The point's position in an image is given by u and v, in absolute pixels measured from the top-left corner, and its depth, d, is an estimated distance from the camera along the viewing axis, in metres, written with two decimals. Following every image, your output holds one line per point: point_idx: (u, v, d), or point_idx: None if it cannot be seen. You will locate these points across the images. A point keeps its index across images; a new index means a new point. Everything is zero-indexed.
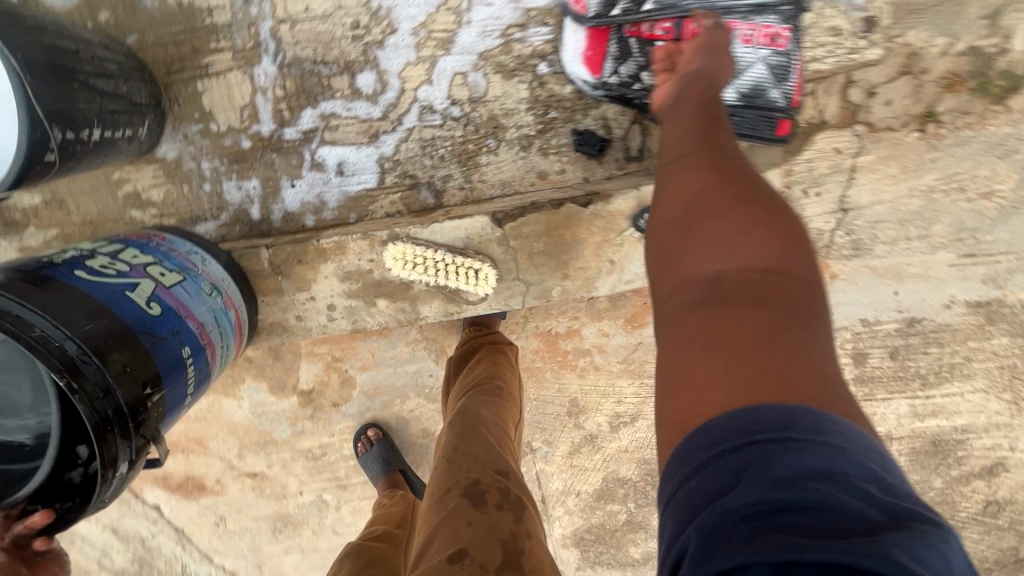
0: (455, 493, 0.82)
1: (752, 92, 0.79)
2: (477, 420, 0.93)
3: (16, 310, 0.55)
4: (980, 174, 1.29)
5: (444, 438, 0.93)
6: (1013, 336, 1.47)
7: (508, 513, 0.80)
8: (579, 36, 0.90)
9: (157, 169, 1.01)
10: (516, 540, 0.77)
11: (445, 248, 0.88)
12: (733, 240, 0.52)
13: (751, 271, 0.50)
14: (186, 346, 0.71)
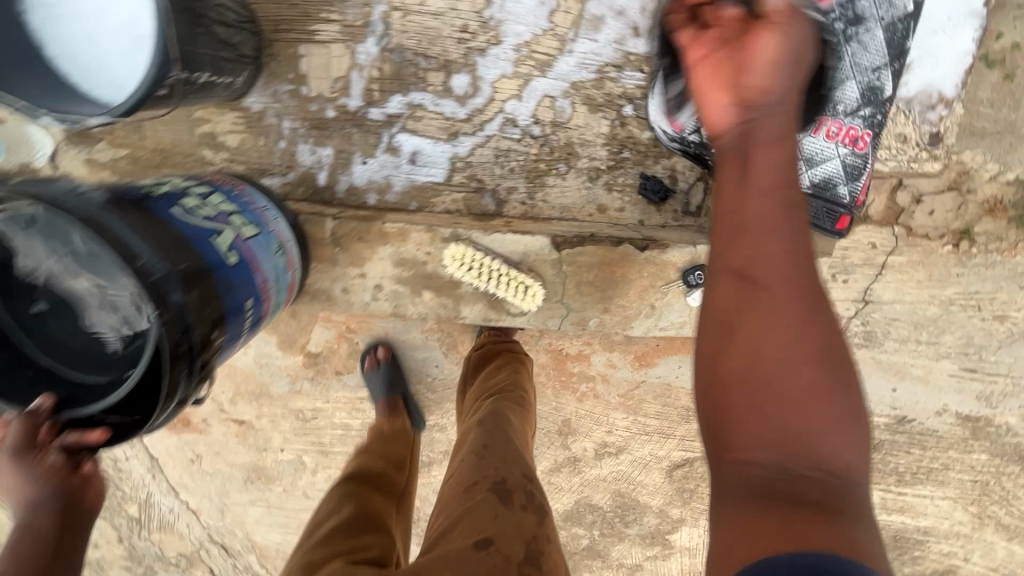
0: (482, 486, 0.85)
1: (821, 184, 0.82)
2: (507, 425, 0.98)
3: (125, 236, 0.58)
4: (999, 297, 1.35)
5: (473, 433, 0.97)
6: (991, 455, 1.54)
7: (534, 516, 0.83)
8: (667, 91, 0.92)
9: (239, 117, 1.04)
10: (537, 542, 0.80)
11: (501, 259, 0.91)
12: (791, 395, 0.57)
13: (822, 429, 0.56)
14: (250, 298, 0.74)
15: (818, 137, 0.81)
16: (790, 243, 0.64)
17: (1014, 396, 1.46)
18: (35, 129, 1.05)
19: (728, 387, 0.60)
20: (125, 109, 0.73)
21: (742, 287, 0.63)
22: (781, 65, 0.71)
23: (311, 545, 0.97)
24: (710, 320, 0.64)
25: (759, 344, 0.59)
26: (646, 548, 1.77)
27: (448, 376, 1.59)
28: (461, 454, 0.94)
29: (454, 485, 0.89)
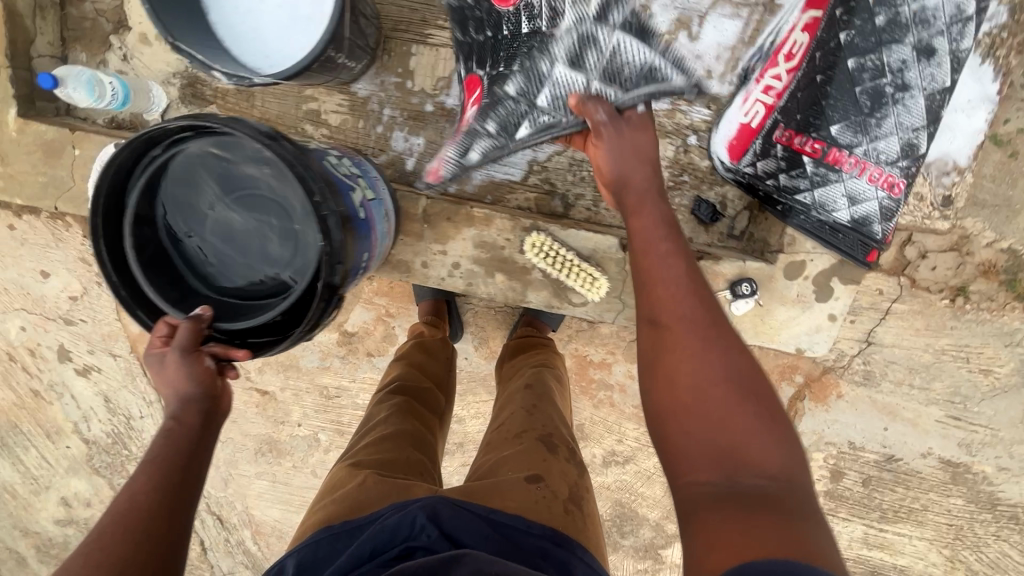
0: (531, 438, 1.13)
1: (859, 220, 0.96)
2: (547, 400, 1.25)
3: (304, 174, 0.69)
4: (985, 352, 1.50)
5: (521, 400, 1.25)
6: (968, 501, 1.66)
7: (572, 468, 1.11)
8: (731, 126, 1.01)
9: (345, 100, 1.16)
10: (573, 483, 1.07)
11: (575, 251, 1.03)
12: (722, 421, 0.72)
13: (755, 446, 0.70)
14: (364, 253, 0.84)
15: (862, 181, 0.95)
16: (696, 300, 0.82)
17: (992, 446, 1.59)
18: (155, 85, 1.14)
19: (667, 423, 0.76)
20: (292, 73, 0.84)
21: (659, 341, 0.81)
22: (621, 147, 0.93)
23: (373, 445, 1.12)
24: (644, 372, 0.82)
25: (683, 385, 0.76)
26: (638, 562, 1.82)
27: (475, 369, 1.68)
28: (511, 413, 1.22)
29: (504, 435, 1.18)
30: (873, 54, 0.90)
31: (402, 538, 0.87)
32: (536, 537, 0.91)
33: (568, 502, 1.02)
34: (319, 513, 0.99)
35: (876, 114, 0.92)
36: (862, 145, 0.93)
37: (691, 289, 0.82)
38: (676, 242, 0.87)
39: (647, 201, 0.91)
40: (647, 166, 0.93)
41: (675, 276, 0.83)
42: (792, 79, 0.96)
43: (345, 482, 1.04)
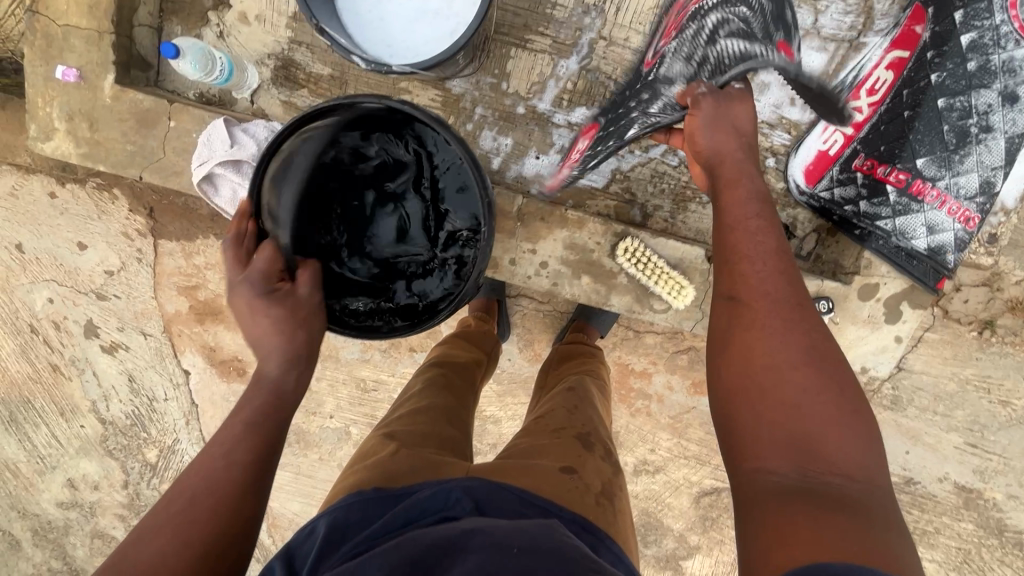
0: (570, 433, 1.14)
1: (934, 248, 1.02)
2: (587, 401, 1.27)
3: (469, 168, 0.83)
4: (1005, 384, 1.59)
5: (563, 399, 1.28)
6: (977, 525, 1.73)
7: (607, 466, 1.11)
8: (810, 152, 1.07)
9: (438, 95, 1.18)
10: (609, 481, 1.07)
11: (665, 260, 1.07)
12: (799, 404, 0.67)
13: (831, 435, 0.65)
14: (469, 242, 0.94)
15: (941, 212, 1.01)
16: (780, 276, 0.77)
17: (1004, 474, 1.68)
18: (250, 66, 1.14)
19: (734, 399, 0.72)
20: (433, 64, 0.87)
21: (736, 315, 0.76)
22: (718, 121, 0.90)
23: (407, 418, 1.12)
24: (715, 349, 0.77)
25: (756, 359, 0.71)
26: (658, 572, 1.85)
27: (517, 371, 1.69)
28: (552, 409, 1.24)
29: (542, 427, 1.18)
30: (962, 96, 0.97)
31: (437, 510, 0.85)
32: (567, 521, 0.88)
33: (602, 494, 1.01)
34: (351, 478, 0.98)
35: (961, 151, 0.99)
36: (944, 178, 1.00)
37: (777, 269, 0.78)
38: (767, 220, 0.82)
39: (743, 175, 0.87)
40: (741, 139, 0.91)
41: (762, 255, 0.79)
42: (874, 112, 1.02)
43: (376, 448, 1.03)
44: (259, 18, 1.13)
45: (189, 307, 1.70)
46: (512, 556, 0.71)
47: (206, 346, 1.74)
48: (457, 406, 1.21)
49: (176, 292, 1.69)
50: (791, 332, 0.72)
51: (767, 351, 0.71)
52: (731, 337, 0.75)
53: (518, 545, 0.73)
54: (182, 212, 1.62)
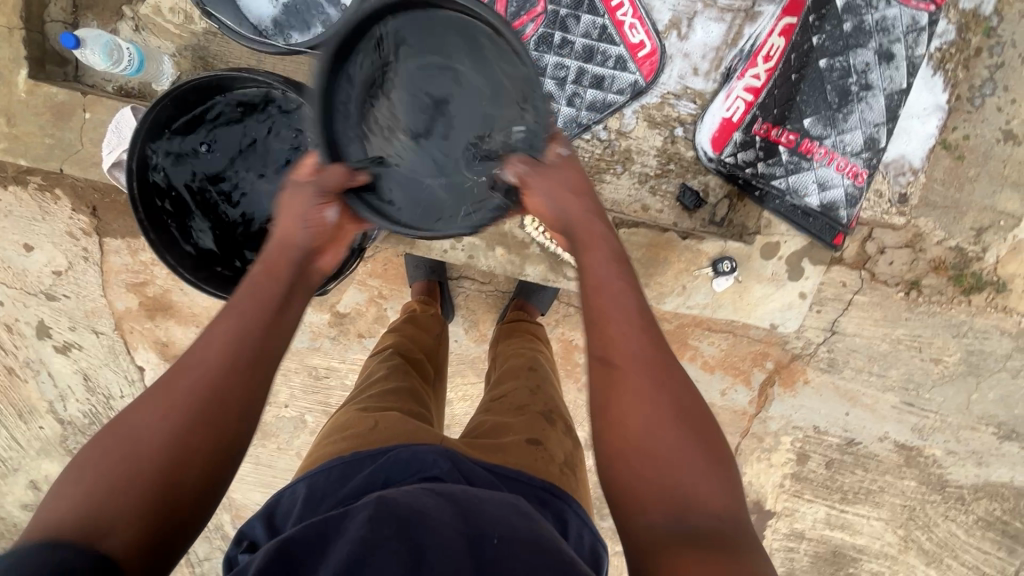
0: (532, 409, 1.08)
1: (827, 205, 1.06)
2: (545, 380, 1.19)
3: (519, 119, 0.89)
4: (935, 342, 1.64)
5: (526, 374, 1.20)
6: (919, 482, 1.78)
7: (572, 442, 1.05)
8: (714, 121, 1.11)
9: None
10: (574, 456, 1.02)
11: None
12: (665, 459, 0.68)
13: (695, 482, 0.66)
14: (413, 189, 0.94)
15: (832, 170, 1.05)
16: (637, 325, 0.76)
17: (941, 430, 1.73)
18: (166, 58, 1.15)
19: (615, 461, 0.71)
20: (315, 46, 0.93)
21: (608, 378, 0.74)
22: (563, 186, 0.87)
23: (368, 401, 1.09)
24: (592, 413, 0.75)
25: (630, 422, 0.71)
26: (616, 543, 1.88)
27: (464, 352, 1.73)
28: (515, 384, 1.17)
29: (502, 403, 1.10)
30: (841, 56, 1.02)
31: (415, 471, 0.82)
32: (536, 488, 0.87)
33: (565, 469, 0.96)
34: (330, 446, 0.96)
35: (843, 110, 1.03)
36: (833, 136, 1.04)
37: (642, 324, 0.76)
38: (629, 279, 0.80)
39: (598, 238, 0.85)
40: (590, 207, 0.88)
41: (626, 313, 0.76)
42: (770, 77, 1.07)
43: (338, 428, 1.00)
44: (171, 9, 1.15)
45: (139, 303, 1.73)
46: (491, 551, 0.64)
47: (158, 342, 1.76)
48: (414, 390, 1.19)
49: (125, 289, 1.72)
50: (661, 386, 0.72)
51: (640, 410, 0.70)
52: (606, 399, 0.73)
53: (498, 535, 0.66)
54: (124, 209, 1.64)
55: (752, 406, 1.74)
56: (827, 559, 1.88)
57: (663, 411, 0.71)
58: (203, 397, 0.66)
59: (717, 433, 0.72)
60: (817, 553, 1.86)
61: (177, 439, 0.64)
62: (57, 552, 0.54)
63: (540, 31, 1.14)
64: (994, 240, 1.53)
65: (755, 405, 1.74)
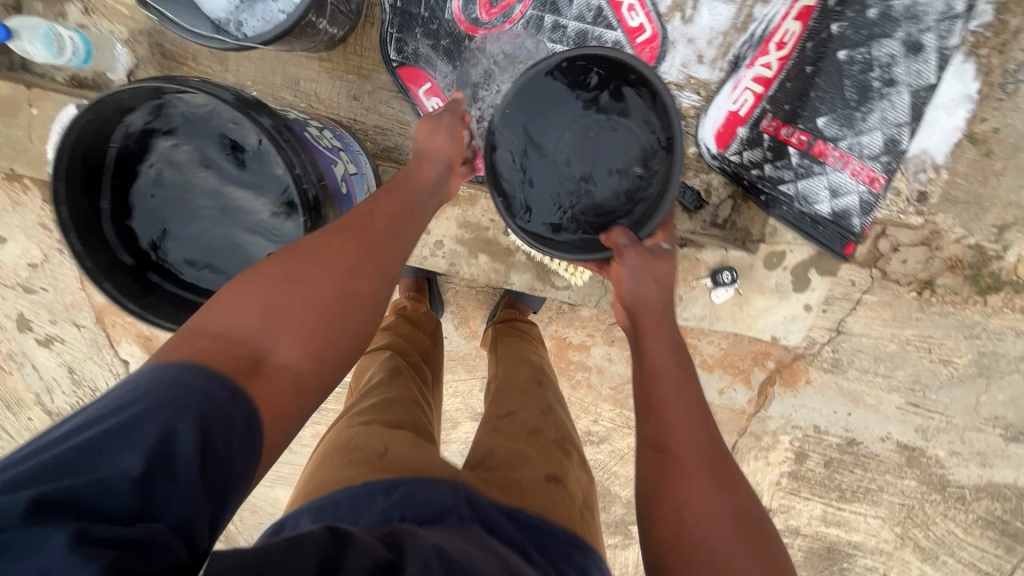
0: (546, 436, 0.86)
1: (839, 213, 0.97)
2: (557, 397, 1.00)
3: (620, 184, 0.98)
4: (946, 343, 1.56)
5: (535, 388, 1.00)
6: (920, 482, 1.75)
7: (586, 477, 0.85)
8: (719, 115, 1.02)
9: (325, 68, 1.11)
10: (588, 496, 0.82)
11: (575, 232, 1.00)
12: (722, 558, 0.63)
13: None
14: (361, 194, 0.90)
15: (845, 175, 0.95)
16: (692, 411, 0.74)
17: (945, 431, 1.68)
18: (117, 45, 1.07)
19: (666, 557, 0.65)
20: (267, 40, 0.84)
21: (661, 467, 0.71)
22: (643, 271, 0.89)
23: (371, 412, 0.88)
24: (641, 502, 0.71)
25: (684, 511, 0.66)
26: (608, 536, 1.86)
27: (454, 348, 1.67)
28: (523, 400, 0.95)
29: (509, 424, 0.88)
30: (863, 47, 0.91)
31: (429, 517, 0.66)
32: (563, 541, 0.69)
33: (584, 514, 0.77)
34: (322, 465, 0.78)
35: (862, 108, 0.92)
36: (849, 137, 0.94)
37: (698, 413, 0.74)
38: (688, 369, 0.79)
39: (662, 325, 0.85)
40: (663, 296, 0.89)
41: (685, 403, 0.75)
42: (782, 68, 0.97)
43: (334, 452, 0.79)
44: None
45: None
46: None
47: (141, 336, 1.72)
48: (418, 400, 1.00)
49: None
50: (717, 477, 0.69)
51: (696, 501, 0.67)
52: (659, 487, 0.69)
53: None
54: None
55: (750, 405, 1.69)
56: (821, 554, 1.86)
57: (722, 506, 0.66)
58: (364, 264, 0.74)
59: (776, 538, 0.67)
60: (811, 548, 1.84)
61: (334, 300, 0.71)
62: (212, 384, 0.57)
63: (529, 13, 1.05)
64: (1017, 238, 1.43)
65: (753, 405, 1.68)
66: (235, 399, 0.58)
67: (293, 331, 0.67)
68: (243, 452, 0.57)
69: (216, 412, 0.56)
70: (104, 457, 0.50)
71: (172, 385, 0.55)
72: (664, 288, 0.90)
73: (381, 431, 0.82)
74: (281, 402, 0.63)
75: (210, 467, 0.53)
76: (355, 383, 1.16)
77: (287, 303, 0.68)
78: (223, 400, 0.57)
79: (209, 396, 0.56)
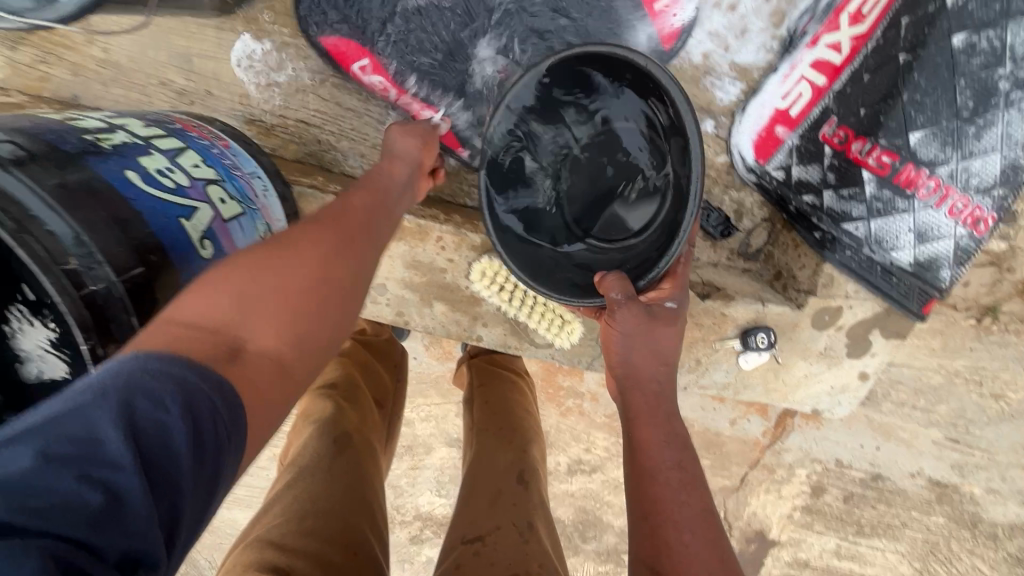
0: None
1: (923, 262, 0.71)
2: (542, 505, 0.75)
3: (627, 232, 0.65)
4: (1003, 376, 1.32)
5: (519, 498, 0.73)
6: (950, 519, 1.48)
7: None
8: (764, 113, 0.75)
9: (227, 41, 0.82)
10: None
11: None
12: None
13: None
14: (261, 226, 0.62)
15: (940, 212, 0.68)
16: (698, 537, 0.51)
17: (986, 468, 1.42)
18: None
19: None
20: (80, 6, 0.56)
21: None
22: (641, 326, 0.61)
23: (290, 542, 0.60)
24: None
25: None
26: (600, 566, 1.60)
27: (425, 370, 1.44)
28: (498, 520, 0.69)
29: (477, 560, 0.63)
30: (990, 30, 0.62)
31: None
32: None
33: None
34: None
35: (976, 120, 0.65)
36: (949, 160, 0.67)
37: (710, 544, 0.50)
38: (696, 478, 0.54)
39: (662, 409, 0.59)
40: (666, 364, 0.62)
41: (690, 525, 0.51)
42: (857, 52, 0.68)
43: None
44: None
45: None
46: None
47: None
48: (362, 490, 0.71)
49: None
50: None
51: None
52: None
53: None
54: None
55: (765, 437, 1.46)
56: None
57: None
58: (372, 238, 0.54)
59: None
60: None
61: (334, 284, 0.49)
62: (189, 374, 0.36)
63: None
64: None
65: (768, 436, 1.46)
66: (214, 385, 0.37)
67: (273, 309, 0.44)
68: (233, 459, 0.37)
69: (200, 409, 0.36)
70: (62, 469, 0.31)
71: (123, 373, 0.34)
72: (668, 352, 0.63)
73: None
74: (266, 406, 0.41)
75: (198, 478, 0.35)
76: (289, 438, 0.87)
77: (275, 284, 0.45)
78: (203, 386, 0.37)
79: (182, 383, 0.36)
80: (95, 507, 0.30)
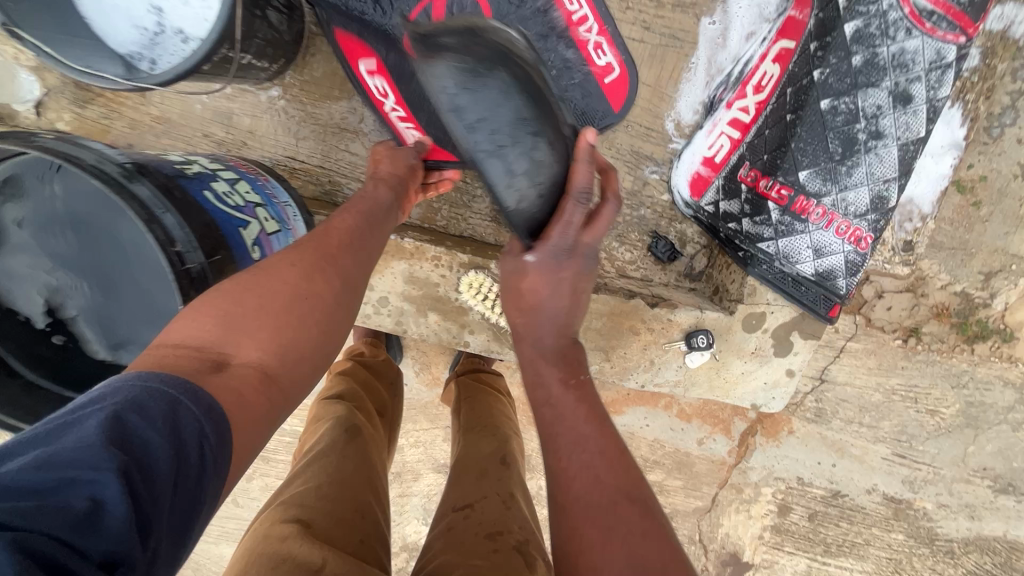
0: (509, 537, 0.71)
1: (823, 273, 0.89)
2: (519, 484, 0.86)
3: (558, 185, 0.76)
4: (933, 393, 1.40)
5: (505, 478, 0.84)
6: (908, 535, 1.50)
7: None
8: (696, 159, 0.95)
9: (262, 103, 1.01)
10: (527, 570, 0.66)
11: None
12: None
13: None
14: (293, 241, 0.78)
15: (829, 232, 0.87)
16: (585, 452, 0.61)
17: (935, 483, 1.47)
18: (23, 71, 0.97)
19: None
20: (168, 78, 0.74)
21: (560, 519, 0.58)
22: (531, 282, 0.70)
23: (309, 503, 0.70)
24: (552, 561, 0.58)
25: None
26: None
27: (415, 396, 1.55)
28: (488, 492, 0.80)
29: (468, 521, 0.74)
30: (847, 96, 0.83)
31: None
32: None
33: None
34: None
35: (847, 162, 0.85)
36: (831, 193, 0.86)
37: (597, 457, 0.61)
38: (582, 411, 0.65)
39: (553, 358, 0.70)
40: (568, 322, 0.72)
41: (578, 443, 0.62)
42: (760, 113, 0.89)
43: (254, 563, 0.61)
44: None
45: None
46: None
47: None
48: (369, 471, 0.82)
49: None
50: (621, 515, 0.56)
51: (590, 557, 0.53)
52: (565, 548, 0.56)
53: None
54: None
55: (731, 456, 1.51)
56: None
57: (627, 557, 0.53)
58: (343, 262, 0.66)
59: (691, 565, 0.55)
60: None
61: (310, 298, 0.60)
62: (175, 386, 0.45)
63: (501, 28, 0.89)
64: (1005, 285, 1.30)
65: (733, 455, 1.51)
66: (200, 406, 0.45)
67: (259, 329, 0.56)
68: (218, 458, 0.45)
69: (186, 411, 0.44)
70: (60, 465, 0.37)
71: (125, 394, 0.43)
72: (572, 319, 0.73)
73: (315, 534, 0.64)
74: (252, 408, 0.50)
75: (184, 474, 0.42)
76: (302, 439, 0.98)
77: (258, 305, 0.57)
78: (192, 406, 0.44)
79: (172, 400, 0.44)
80: (80, 513, 0.36)
